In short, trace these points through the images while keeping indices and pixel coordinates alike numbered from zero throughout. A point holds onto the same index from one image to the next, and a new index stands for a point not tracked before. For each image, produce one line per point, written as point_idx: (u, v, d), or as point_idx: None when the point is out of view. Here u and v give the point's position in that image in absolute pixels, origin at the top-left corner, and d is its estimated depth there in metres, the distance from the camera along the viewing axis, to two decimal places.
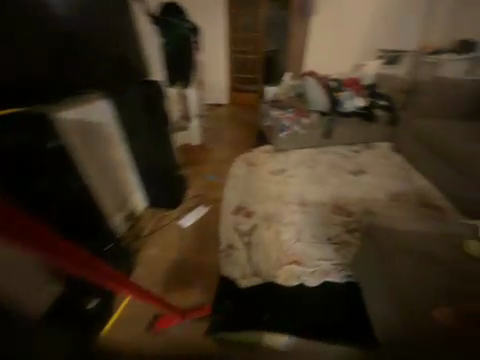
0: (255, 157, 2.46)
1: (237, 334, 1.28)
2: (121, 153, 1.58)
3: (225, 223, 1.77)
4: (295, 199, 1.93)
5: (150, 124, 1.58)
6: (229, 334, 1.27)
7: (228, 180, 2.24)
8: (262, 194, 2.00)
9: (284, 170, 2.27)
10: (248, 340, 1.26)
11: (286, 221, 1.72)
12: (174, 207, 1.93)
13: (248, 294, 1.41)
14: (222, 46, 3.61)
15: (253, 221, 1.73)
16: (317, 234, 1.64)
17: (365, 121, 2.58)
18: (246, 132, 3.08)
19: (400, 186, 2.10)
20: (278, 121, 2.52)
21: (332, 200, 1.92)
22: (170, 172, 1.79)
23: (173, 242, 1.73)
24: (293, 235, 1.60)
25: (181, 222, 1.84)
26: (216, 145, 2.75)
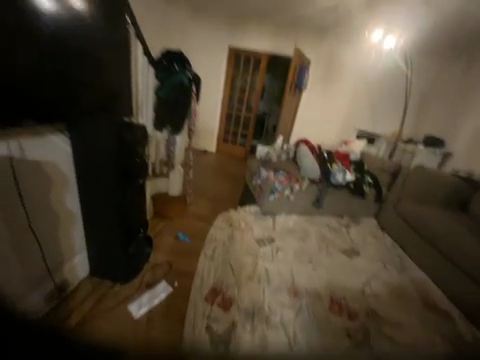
0: (239, 218, 2.14)
1: None
2: (70, 202, 1.24)
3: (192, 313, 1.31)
4: (284, 284, 1.55)
5: (120, 175, 1.20)
6: None
7: (205, 244, 1.84)
8: (244, 270, 1.60)
9: (271, 240, 1.95)
10: None
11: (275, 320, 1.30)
12: (125, 282, 1.43)
13: None
14: (219, 101, 3.66)
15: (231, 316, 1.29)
16: (314, 342, 1.24)
17: (355, 195, 2.38)
18: (231, 186, 2.83)
19: (397, 275, 1.83)
20: (268, 182, 2.28)
21: (327, 288, 1.58)
22: (133, 236, 1.39)
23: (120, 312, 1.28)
24: (285, 342, 1.20)
25: (132, 306, 1.31)
26: (196, 197, 2.43)
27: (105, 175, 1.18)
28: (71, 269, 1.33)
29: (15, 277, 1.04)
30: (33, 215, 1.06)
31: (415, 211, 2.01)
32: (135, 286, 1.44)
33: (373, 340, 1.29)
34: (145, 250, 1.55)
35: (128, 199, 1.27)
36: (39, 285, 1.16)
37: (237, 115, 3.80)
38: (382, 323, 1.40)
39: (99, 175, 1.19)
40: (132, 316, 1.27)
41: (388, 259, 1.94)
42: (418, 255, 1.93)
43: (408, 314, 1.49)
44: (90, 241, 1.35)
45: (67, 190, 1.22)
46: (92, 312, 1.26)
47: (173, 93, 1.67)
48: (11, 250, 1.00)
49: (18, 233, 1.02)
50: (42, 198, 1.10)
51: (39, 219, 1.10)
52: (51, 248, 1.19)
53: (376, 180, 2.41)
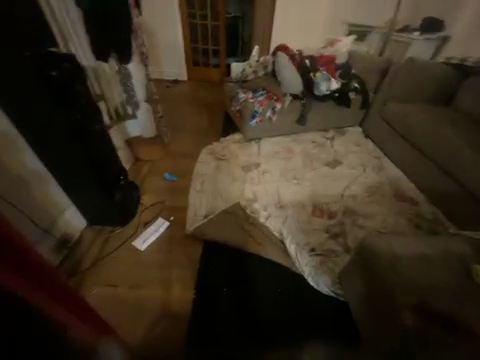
0: (223, 149, 2.09)
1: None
2: (31, 162, 1.16)
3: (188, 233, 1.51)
4: (271, 201, 1.68)
5: (68, 121, 1.04)
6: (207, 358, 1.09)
7: (193, 179, 1.87)
8: (233, 197, 1.70)
9: (257, 165, 1.98)
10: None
11: (264, 232, 1.48)
12: (123, 225, 1.53)
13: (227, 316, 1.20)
14: (174, 8, 2.88)
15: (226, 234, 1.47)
16: (299, 240, 1.46)
17: (340, 105, 2.24)
18: (210, 117, 2.63)
19: (376, 176, 1.96)
20: (247, 106, 2.10)
21: (310, 198, 1.73)
22: (114, 185, 1.38)
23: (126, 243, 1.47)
24: (274, 245, 1.42)
25: (136, 242, 1.46)
26: (174, 135, 2.30)
27: (53, 126, 1.04)
28: (67, 224, 1.39)
29: None
30: None
31: (400, 112, 1.96)
32: (135, 226, 1.55)
33: (348, 231, 1.53)
34: (133, 195, 1.58)
35: (91, 148, 1.18)
36: (40, 243, 1.25)
37: (201, 25, 3.07)
38: (358, 217, 1.61)
39: (45, 128, 1.05)
40: (137, 249, 1.44)
41: (368, 164, 2.05)
42: (397, 155, 2.01)
43: (381, 207, 1.70)
44: (73, 197, 1.35)
45: (21, 151, 1.11)
46: (102, 253, 1.41)
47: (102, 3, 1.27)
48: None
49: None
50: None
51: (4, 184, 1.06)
52: (34, 209, 1.21)
53: (363, 84, 2.23)
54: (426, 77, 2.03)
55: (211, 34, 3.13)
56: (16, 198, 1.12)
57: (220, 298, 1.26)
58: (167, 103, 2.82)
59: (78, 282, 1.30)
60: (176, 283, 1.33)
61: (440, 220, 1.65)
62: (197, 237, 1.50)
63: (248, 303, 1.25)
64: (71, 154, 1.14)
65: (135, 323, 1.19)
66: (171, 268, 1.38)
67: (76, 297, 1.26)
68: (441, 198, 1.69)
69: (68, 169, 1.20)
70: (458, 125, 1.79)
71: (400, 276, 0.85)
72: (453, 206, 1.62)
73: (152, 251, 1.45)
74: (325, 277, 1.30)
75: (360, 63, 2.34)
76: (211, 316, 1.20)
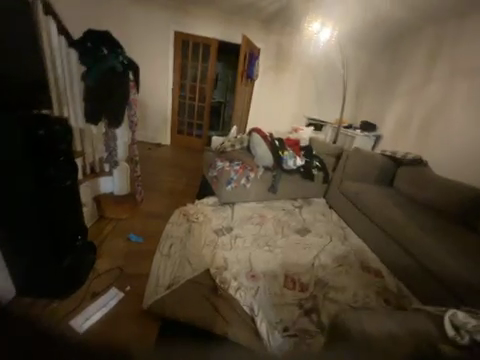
0: (196, 211, 2.09)
1: None
2: None
3: (144, 307, 1.31)
4: (242, 269, 1.60)
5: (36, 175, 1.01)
6: None
7: (161, 242, 1.76)
8: (203, 263, 1.59)
9: (229, 229, 1.97)
10: None
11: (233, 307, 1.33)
12: (66, 294, 1.28)
13: None
14: (168, 90, 3.42)
15: (188, 309, 1.29)
16: (270, 317, 1.33)
17: (305, 178, 2.55)
18: (189, 180, 2.75)
19: (341, 245, 2.06)
20: (223, 173, 2.28)
21: (282, 266, 1.70)
22: (67, 245, 1.23)
23: (61, 323, 1.18)
24: (245, 322, 1.27)
25: (75, 321, 1.18)
26: (148, 194, 2.28)
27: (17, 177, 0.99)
28: None
29: None
30: None
31: (355, 189, 2.29)
32: (80, 297, 1.31)
33: (321, 305, 1.46)
34: (88, 257, 1.40)
35: (54, 202, 1.11)
36: None
37: (190, 104, 3.62)
38: (329, 290, 1.58)
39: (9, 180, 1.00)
40: (76, 330, 1.15)
41: (334, 233, 2.19)
42: (358, 226, 2.20)
43: (350, 278, 1.71)
44: (11, 258, 1.15)
45: None
46: None
47: (104, 81, 1.49)
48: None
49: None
50: None
51: None
52: None
53: (323, 164, 2.63)
54: (370, 162, 2.50)
55: (197, 112, 3.66)
56: None
57: None
58: (148, 163, 2.93)
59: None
60: None
61: (405, 294, 1.68)
62: (155, 313, 1.29)
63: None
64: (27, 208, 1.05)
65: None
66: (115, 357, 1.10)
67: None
68: (401, 270, 1.78)
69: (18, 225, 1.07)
70: (401, 203, 2.11)
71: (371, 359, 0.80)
72: (413, 280, 1.69)
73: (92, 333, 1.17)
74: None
75: (319, 147, 2.84)
76: None
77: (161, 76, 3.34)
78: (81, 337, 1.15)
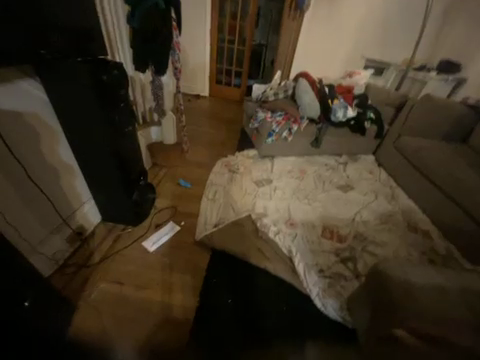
0: (238, 163, 2.16)
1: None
2: (63, 154, 1.24)
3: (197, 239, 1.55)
4: (281, 218, 1.69)
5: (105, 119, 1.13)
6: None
7: (206, 188, 1.92)
8: (246, 209, 1.72)
9: (269, 181, 2.02)
10: None
11: (274, 248, 1.47)
12: (136, 223, 1.58)
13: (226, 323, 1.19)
14: (206, 31, 3.13)
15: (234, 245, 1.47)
16: (307, 260, 1.45)
17: (355, 132, 2.29)
18: (228, 132, 2.75)
19: (387, 204, 1.95)
20: (265, 125, 2.19)
21: (320, 219, 1.73)
22: (134, 185, 1.44)
23: (136, 242, 1.50)
24: (284, 261, 1.42)
25: (146, 243, 1.49)
26: (192, 145, 2.40)
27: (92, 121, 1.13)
28: (83, 216, 1.44)
29: (32, 224, 1.17)
30: (31, 166, 1.10)
31: (415, 144, 2.00)
32: (147, 226, 1.59)
33: (358, 256, 1.50)
34: (149, 196, 1.63)
35: (120, 147, 1.26)
36: (58, 231, 1.30)
37: (229, 49, 3.33)
38: (368, 244, 1.59)
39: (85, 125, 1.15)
40: (146, 250, 1.46)
41: (381, 192, 2.05)
42: (409, 185, 2.01)
43: (392, 236, 1.67)
44: (95, 190, 1.41)
45: (58, 143, 1.21)
46: (112, 248, 1.45)
47: (147, 21, 1.40)
48: (21, 203, 1.10)
49: (22, 185, 1.08)
50: (33, 150, 1.09)
51: (39, 170, 1.14)
52: (58, 197, 1.27)
53: (379, 115, 2.29)
54: (442, 113, 2.07)
55: (237, 57, 3.37)
56: (46, 185, 1.19)
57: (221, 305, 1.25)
58: (189, 115, 2.98)
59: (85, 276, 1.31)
60: (178, 287, 1.33)
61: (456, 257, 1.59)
62: (205, 244, 1.52)
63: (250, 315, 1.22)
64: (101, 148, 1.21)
65: (134, 324, 1.18)
66: (175, 273, 1.38)
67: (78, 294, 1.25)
68: (456, 234, 1.65)
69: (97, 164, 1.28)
70: (474, 163, 1.80)
71: (419, 308, 0.81)
72: (469, 244, 1.57)
73: (159, 252, 1.47)
74: (328, 296, 1.29)
75: (376, 95, 2.44)
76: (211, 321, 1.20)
77: (198, 13, 3.02)
78: (151, 254, 1.45)
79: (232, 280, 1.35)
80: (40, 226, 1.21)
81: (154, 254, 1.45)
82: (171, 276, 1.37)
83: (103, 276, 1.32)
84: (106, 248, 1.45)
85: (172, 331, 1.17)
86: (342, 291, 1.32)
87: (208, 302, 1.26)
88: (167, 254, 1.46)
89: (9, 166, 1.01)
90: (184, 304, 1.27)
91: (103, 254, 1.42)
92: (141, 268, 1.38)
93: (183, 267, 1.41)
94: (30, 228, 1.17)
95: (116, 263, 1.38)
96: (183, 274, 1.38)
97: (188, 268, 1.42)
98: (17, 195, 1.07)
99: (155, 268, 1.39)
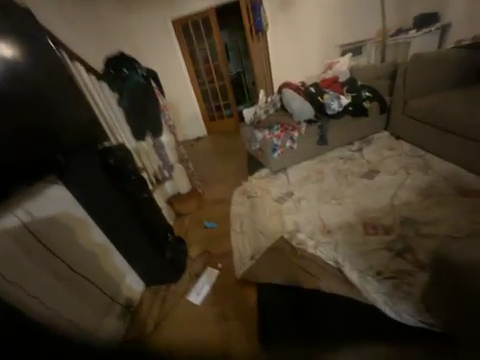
0: (254, 187, 2.16)
1: None
2: (97, 236, 1.34)
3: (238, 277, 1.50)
4: (315, 228, 1.60)
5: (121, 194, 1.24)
6: None
7: (232, 222, 1.91)
8: (277, 230, 1.68)
9: (290, 194, 1.97)
10: None
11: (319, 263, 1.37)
12: (177, 279, 1.59)
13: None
14: (187, 82, 3.43)
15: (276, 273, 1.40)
16: (359, 265, 1.32)
17: (357, 116, 2.23)
18: (235, 160, 2.82)
19: (423, 175, 1.77)
20: (266, 143, 2.21)
21: (357, 215, 1.61)
22: (163, 242, 1.50)
23: (182, 298, 1.50)
24: (334, 274, 1.30)
25: (192, 297, 1.47)
26: (206, 185, 2.48)
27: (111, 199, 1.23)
28: (128, 288, 1.50)
29: (84, 313, 1.22)
30: (72, 258, 1.21)
31: (425, 105, 1.86)
32: (187, 278, 1.60)
33: (414, 243, 1.34)
34: (181, 248, 1.67)
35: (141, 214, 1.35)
36: (108, 311, 1.35)
37: (212, 88, 3.56)
38: (420, 227, 1.42)
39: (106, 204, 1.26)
40: (193, 303, 1.45)
41: (411, 165, 1.89)
42: (438, 147, 1.84)
43: (444, 209, 1.49)
44: (131, 260, 1.48)
45: (91, 230, 1.31)
46: (162, 311, 1.46)
47: (136, 97, 1.62)
48: (69, 296, 1.17)
49: (66, 279, 1.17)
50: (71, 244, 1.21)
51: (79, 259, 1.24)
52: (102, 278, 1.34)
53: (374, 92, 2.23)
54: (441, 65, 1.95)
55: (221, 92, 3.60)
56: (89, 270, 1.28)
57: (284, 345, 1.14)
58: (195, 158, 3.14)
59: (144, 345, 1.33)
60: (234, 334, 1.25)
61: None
62: (248, 280, 1.46)
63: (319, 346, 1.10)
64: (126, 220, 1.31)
65: None
66: (232, 318, 1.33)
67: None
68: None
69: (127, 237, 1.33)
70: None
71: None
72: None
73: (206, 302, 1.44)
74: (398, 300, 1.13)
75: (364, 74, 2.39)
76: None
77: (176, 71, 3.35)
78: (199, 307, 1.43)
79: (291, 312, 1.19)
80: (92, 311, 1.26)
81: (202, 306, 1.43)
82: (224, 325, 1.31)
83: (160, 344, 1.31)
84: (156, 313, 1.46)
85: None
86: (412, 290, 1.16)
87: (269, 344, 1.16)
88: (214, 302, 1.42)
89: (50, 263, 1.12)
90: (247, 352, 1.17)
91: (154, 320, 1.42)
92: (193, 325, 1.35)
93: (233, 311, 1.35)
94: (83, 317, 1.22)
95: (169, 327, 1.37)
96: (236, 319, 1.31)
97: (239, 311, 1.34)
98: (63, 290, 1.15)
99: (206, 320, 1.35)
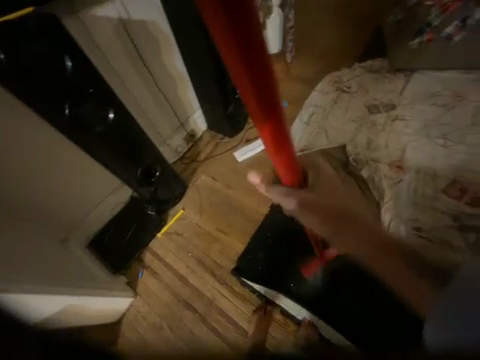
0: (351, 74, 1.44)
1: (288, 305, 1.22)
2: (172, 60, 1.28)
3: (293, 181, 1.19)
4: (386, 156, 1.21)
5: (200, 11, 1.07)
6: (282, 302, 1.22)
7: (302, 108, 1.48)
8: (354, 117, 1.33)
9: (390, 105, 1.29)
10: (269, 296, 1.24)
11: (378, 201, 1.16)
12: (235, 134, 1.55)
13: (308, 292, 1.19)
14: None
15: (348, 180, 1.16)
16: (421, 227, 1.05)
17: None
18: (356, 11, 1.68)
19: None
20: (420, 20, 1.38)
21: (452, 170, 1.11)
22: (229, 95, 1.39)
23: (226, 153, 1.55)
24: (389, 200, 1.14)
25: (236, 155, 1.51)
26: (298, 35, 1.70)
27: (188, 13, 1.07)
28: (194, 124, 1.53)
29: (159, 122, 1.38)
30: (153, 70, 1.24)
31: None
32: (239, 139, 1.55)
33: None
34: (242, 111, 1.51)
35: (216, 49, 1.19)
36: (177, 130, 1.48)
37: None
38: None
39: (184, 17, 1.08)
40: (236, 159, 1.51)
41: None
42: None
43: None
44: (199, 97, 1.42)
45: (171, 51, 1.25)
46: (212, 153, 1.55)
47: None
48: (148, 97, 1.28)
49: (148, 84, 1.25)
50: (154, 54, 1.21)
51: (157, 73, 1.26)
52: (173, 100, 1.38)
53: None
54: None
55: None
56: (165, 85, 1.31)
57: (290, 283, 1.21)
58: None
59: (177, 202, 1.45)
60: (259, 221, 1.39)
61: None
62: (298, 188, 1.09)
63: (323, 301, 1.16)
64: (208, 48, 1.17)
65: (227, 253, 1.36)
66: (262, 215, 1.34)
67: (167, 225, 1.42)
68: None
69: (179, 91, 1.38)
70: None
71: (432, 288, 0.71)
72: None
73: (241, 172, 1.47)
74: None
75: None
76: (288, 280, 1.22)
77: None
78: (238, 172, 1.48)
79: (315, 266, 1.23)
80: (160, 128, 1.39)
81: (237, 174, 1.47)
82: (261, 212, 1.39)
83: (199, 184, 1.49)
84: (206, 156, 1.55)
85: (254, 272, 1.26)
86: None
87: (285, 281, 1.22)
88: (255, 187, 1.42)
89: (133, 73, 1.18)
90: (251, 293, 1.28)
91: (201, 163, 1.53)
92: (229, 186, 1.46)
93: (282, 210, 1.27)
94: (158, 125, 1.38)
95: (204, 184, 1.48)
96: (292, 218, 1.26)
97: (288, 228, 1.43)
98: (146, 92, 1.26)
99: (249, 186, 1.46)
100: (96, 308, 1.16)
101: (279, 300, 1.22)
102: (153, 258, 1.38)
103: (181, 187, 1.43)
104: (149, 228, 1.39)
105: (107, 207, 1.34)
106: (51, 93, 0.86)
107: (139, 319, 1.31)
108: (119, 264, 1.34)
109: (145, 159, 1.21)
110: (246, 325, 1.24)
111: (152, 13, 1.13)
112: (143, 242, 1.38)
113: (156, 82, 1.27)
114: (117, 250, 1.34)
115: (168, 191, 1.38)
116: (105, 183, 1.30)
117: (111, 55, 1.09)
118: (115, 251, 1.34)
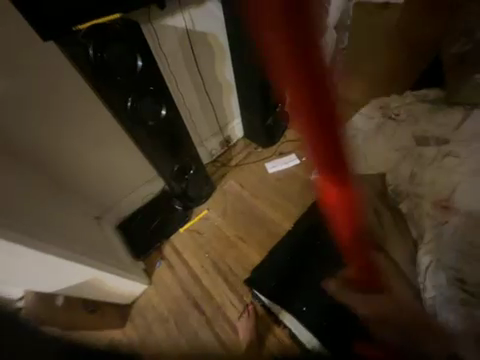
0: (402, 102, 1.36)
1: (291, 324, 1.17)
2: (223, 70, 1.36)
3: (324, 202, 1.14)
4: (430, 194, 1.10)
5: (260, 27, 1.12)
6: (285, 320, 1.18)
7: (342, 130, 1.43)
8: (400, 145, 1.24)
9: (443, 140, 1.18)
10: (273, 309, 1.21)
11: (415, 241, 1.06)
12: (269, 146, 1.57)
13: (315, 318, 1.12)
14: None
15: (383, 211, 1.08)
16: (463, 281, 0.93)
17: None
18: None
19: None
20: None
21: None
22: (271, 107, 1.42)
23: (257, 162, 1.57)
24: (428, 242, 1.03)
25: (267, 166, 1.52)
26: None
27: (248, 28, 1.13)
28: (231, 130, 1.59)
29: (200, 125, 1.46)
30: (205, 76, 1.33)
31: None
32: (272, 151, 1.57)
33: None
34: (280, 124, 1.53)
35: None
36: (215, 134, 1.54)
37: None
38: None
39: (244, 31, 1.15)
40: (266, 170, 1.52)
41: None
42: None
43: None
44: (242, 106, 1.48)
45: (224, 61, 1.34)
46: (243, 161, 1.58)
47: None
48: (195, 101, 1.37)
49: (197, 89, 1.34)
50: (208, 63, 1.30)
51: (208, 79, 1.35)
52: (217, 105, 1.45)
53: None
54: None
55: None
56: (212, 91, 1.40)
57: (298, 304, 1.15)
58: None
59: (202, 202, 1.49)
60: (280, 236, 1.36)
61: None
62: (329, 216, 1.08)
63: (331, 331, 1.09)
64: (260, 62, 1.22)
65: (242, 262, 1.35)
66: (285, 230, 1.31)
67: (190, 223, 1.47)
68: None
69: (224, 98, 1.46)
70: None
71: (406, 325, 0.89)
72: None
73: (268, 185, 1.47)
74: None
75: None
76: (298, 302, 1.16)
77: None
78: (266, 183, 1.49)
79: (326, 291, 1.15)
80: (200, 130, 1.47)
81: (264, 186, 1.48)
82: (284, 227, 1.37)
83: (226, 189, 1.52)
84: (238, 162, 1.59)
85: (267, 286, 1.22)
86: None
87: (295, 302, 1.16)
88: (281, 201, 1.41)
89: (186, 77, 1.28)
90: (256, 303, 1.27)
91: (231, 168, 1.57)
92: (255, 196, 1.46)
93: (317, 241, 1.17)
94: (199, 127, 1.46)
95: (231, 189, 1.51)
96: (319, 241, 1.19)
97: None
98: (194, 96, 1.35)
99: (275, 199, 1.45)
100: (115, 289, 1.23)
101: (282, 316, 1.18)
102: (171, 251, 1.43)
103: (209, 189, 1.48)
104: (172, 221, 1.45)
105: (139, 196, 1.44)
106: (118, 87, 0.97)
107: (147, 306, 1.35)
108: (139, 250, 1.40)
109: (183, 157, 1.29)
110: (242, 330, 1.23)
111: (215, 26, 1.22)
112: (166, 235, 1.44)
113: (205, 87, 1.36)
114: (141, 237, 1.42)
115: (197, 190, 1.43)
116: (142, 171, 1.39)
117: (171, 60, 1.20)
118: (139, 237, 1.42)
